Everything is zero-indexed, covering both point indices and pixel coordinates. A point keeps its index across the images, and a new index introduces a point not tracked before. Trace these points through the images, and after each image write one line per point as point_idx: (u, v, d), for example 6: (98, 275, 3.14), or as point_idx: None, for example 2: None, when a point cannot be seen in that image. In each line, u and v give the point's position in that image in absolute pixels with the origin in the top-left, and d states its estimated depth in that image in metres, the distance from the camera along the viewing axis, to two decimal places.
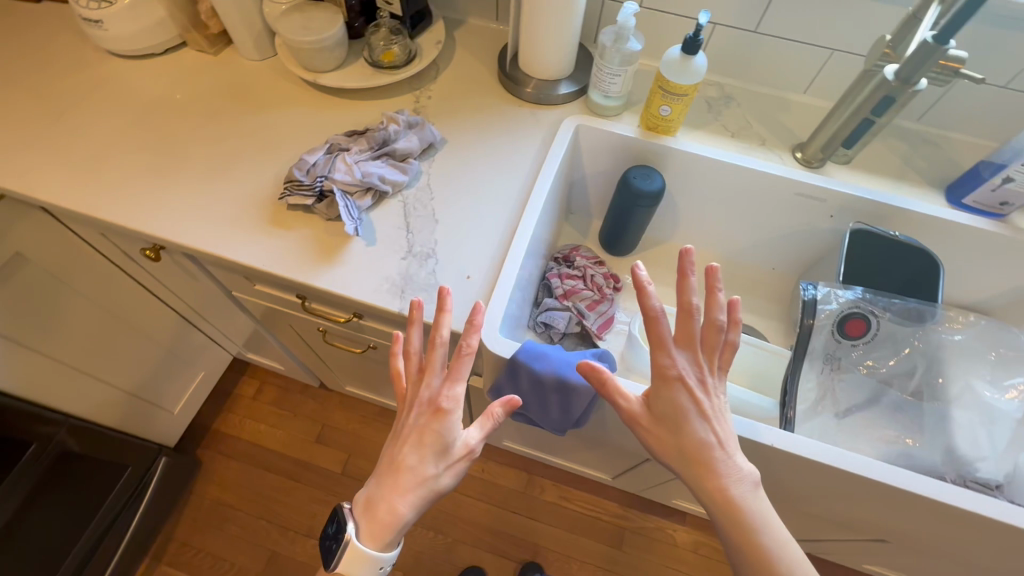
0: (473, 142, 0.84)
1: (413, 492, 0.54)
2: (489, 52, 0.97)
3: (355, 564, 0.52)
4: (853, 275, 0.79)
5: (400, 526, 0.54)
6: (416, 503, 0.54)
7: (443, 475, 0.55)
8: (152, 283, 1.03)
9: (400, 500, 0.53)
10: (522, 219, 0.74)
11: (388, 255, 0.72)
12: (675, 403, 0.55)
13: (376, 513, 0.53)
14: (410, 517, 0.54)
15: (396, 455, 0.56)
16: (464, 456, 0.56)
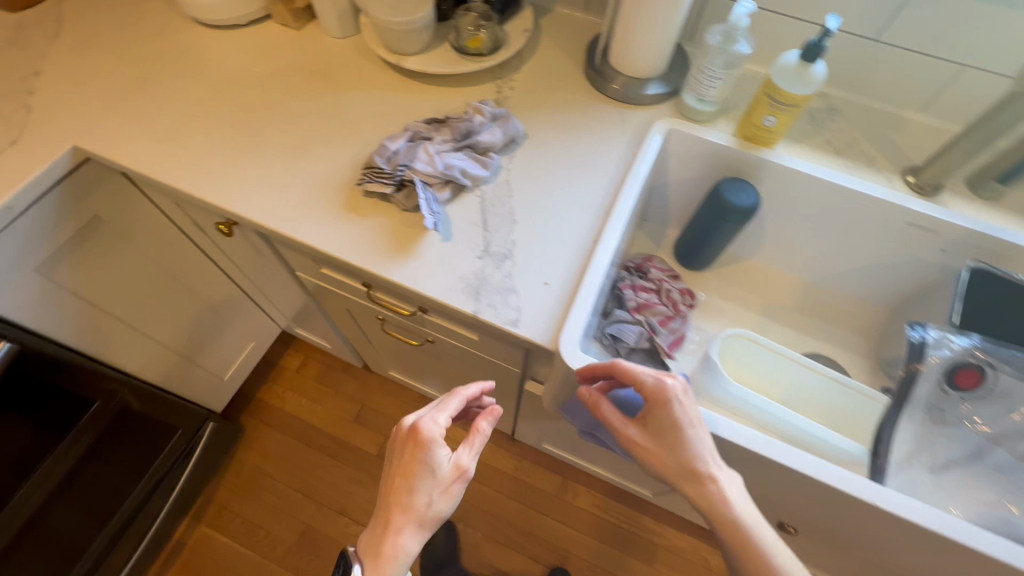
0: (554, 140, 0.80)
1: (410, 522, 0.57)
2: (577, 43, 0.92)
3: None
4: (970, 318, 0.70)
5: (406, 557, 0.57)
6: (414, 532, 0.57)
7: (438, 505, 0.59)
8: (217, 254, 1.03)
9: (401, 534, 0.57)
10: (607, 226, 0.70)
11: (465, 253, 0.69)
12: (666, 418, 0.54)
13: (379, 552, 0.56)
14: (413, 550, 0.57)
15: (392, 490, 0.59)
16: (456, 480, 0.60)
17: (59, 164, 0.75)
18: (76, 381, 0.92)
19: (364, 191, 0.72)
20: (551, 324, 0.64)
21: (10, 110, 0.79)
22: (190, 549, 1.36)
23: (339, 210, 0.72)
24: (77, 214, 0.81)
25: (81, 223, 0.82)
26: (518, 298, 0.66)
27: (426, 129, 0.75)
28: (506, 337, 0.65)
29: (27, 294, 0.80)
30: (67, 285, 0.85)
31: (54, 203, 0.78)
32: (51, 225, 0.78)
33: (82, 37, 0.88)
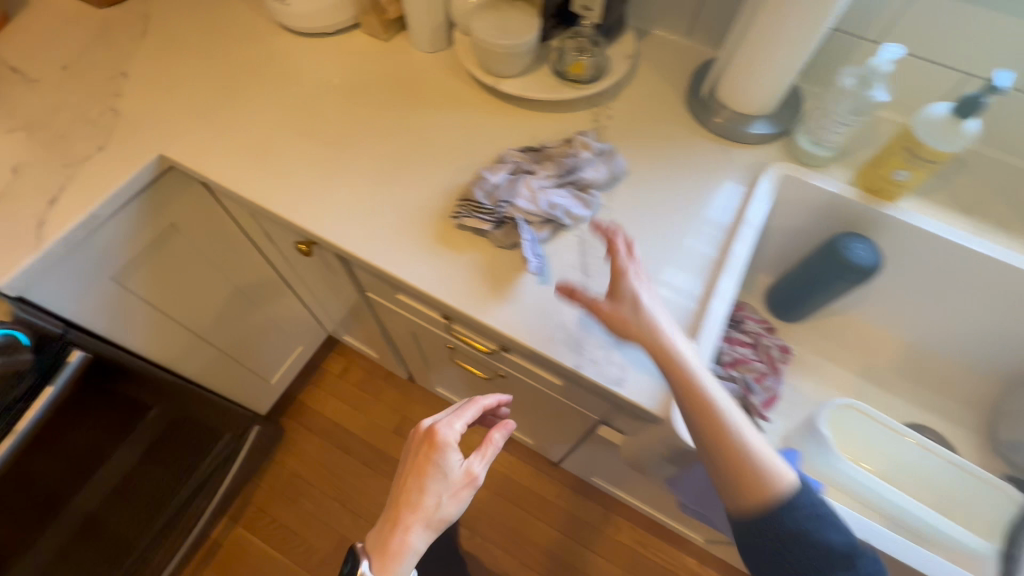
0: (659, 178, 0.75)
1: (417, 524, 0.54)
2: (678, 68, 0.85)
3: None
4: None
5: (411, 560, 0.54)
6: (421, 532, 0.54)
7: (445, 510, 0.56)
8: (283, 263, 1.01)
9: (406, 534, 0.54)
10: (718, 285, 0.65)
11: (564, 299, 0.64)
12: (626, 291, 0.55)
13: (384, 553, 0.53)
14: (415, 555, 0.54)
15: (401, 489, 0.56)
16: (465, 488, 0.56)
17: (144, 173, 0.73)
18: (139, 387, 0.90)
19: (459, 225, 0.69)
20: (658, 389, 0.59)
21: (97, 112, 0.77)
22: (227, 551, 1.35)
23: (431, 242, 0.69)
24: (155, 222, 0.79)
25: (158, 231, 0.80)
26: (623, 356, 0.61)
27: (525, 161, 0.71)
28: (607, 396, 0.61)
29: (102, 300, 0.78)
30: (139, 292, 0.83)
31: (135, 212, 0.75)
32: (130, 233, 0.76)
33: (168, 37, 0.85)
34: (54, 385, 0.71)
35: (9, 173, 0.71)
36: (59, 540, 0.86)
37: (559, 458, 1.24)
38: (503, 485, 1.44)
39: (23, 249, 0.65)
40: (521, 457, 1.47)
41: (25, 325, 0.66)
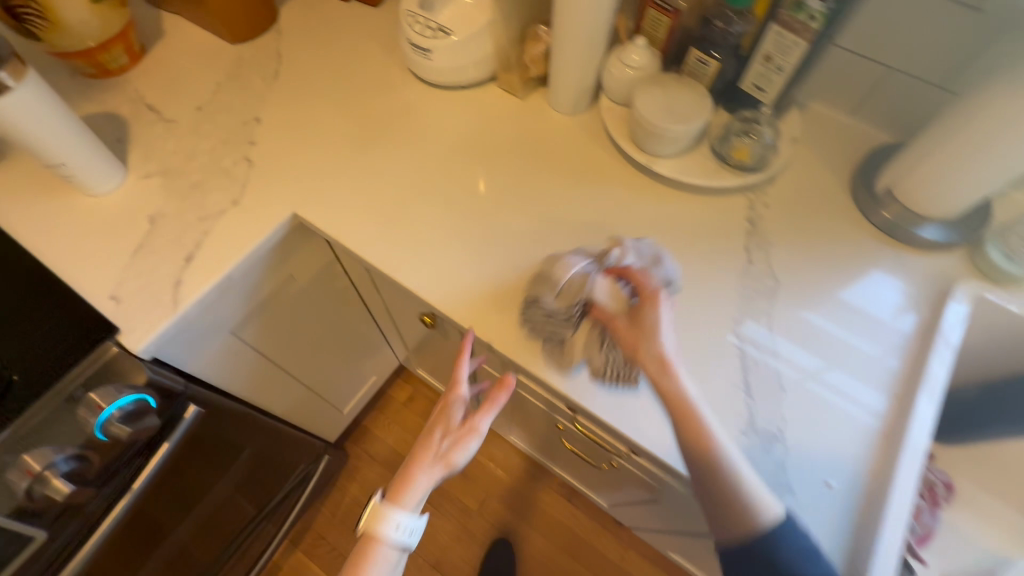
0: (825, 278, 0.68)
1: (426, 460, 0.58)
2: (842, 149, 0.77)
3: (380, 528, 0.56)
4: None
5: (420, 497, 0.57)
6: (428, 467, 0.57)
7: (451, 454, 0.57)
8: (381, 309, 0.98)
9: (417, 470, 0.58)
10: (912, 409, 0.59)
11: (727, 424, 0.59)
12: (649, 317, 0.55)
13: (398, 481, 0.58)
14: (422, 496, 0.57)
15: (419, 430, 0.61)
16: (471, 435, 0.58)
17: (276, 233, 0.71)
18: (238, 431, 0.88)
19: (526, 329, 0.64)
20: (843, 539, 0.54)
21: (231, 161, 0.75)
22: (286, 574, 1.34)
23: None
24: (275, 276, 0.77)
25: (276, 284, 0.78)
26: (796, 501, 0.55)
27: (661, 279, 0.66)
28: None
29: (218, 353, 0.76)
30: (251, 343, 0.81)
31: (261, 268, 0.73)
32: (253, 289, 0.74)
33: (299, 81, 0.83)
34: (170, 441, 0.69)
35: (146, 224, 0.69)
36: None
37: (635, 527, 1.18)
38: (565, 537, 1.39)
39: (161, 311, 0.63)
40: (585, 511, 1.42)
41: (153, 388, 0.65)
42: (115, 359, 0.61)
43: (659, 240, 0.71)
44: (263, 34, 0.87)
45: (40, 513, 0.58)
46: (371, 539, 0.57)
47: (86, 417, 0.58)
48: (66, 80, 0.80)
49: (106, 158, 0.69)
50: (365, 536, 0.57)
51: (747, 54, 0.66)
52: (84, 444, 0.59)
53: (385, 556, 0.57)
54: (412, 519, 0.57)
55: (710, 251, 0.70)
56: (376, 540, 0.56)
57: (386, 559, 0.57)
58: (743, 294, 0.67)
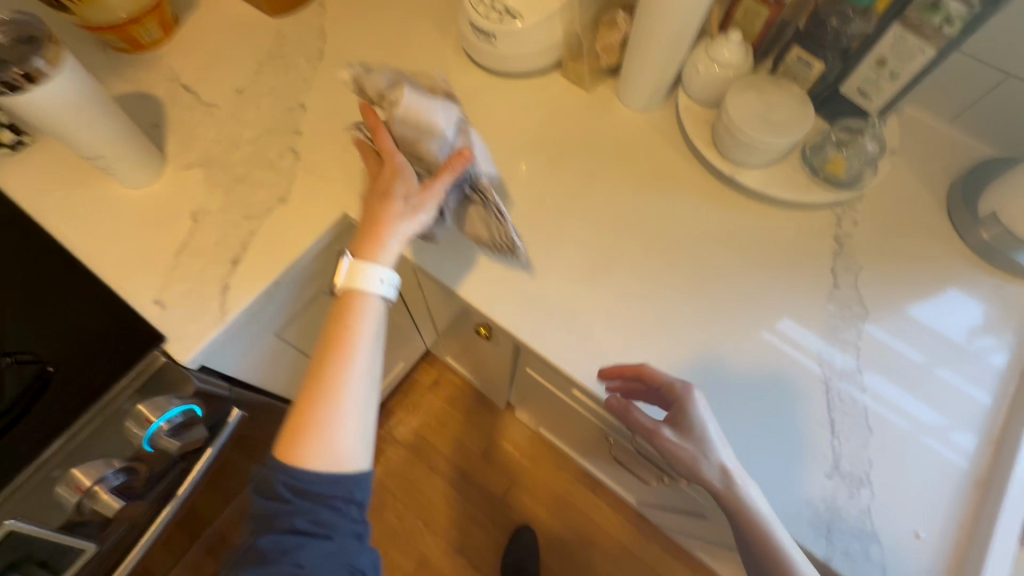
0: (917, 308, 0.63)
1: (391, 215, 0.56)
2: (939, 162, 0.71)
3: (352, 275, 0.54)
4: None
5: (393, 249, 0.56)
6: (401, 221, 0.56)
7: (410, 212, 0.57)
8: (421, 304, 0.94)
9: (387, 227, 0.56)
10: (1013, 455, 0.55)
11: (809, 462, 0.56)
12: (694, 418, 0.52)
13: (366, 239, 0.56)
14: (392, 250, 0.55)
15: (373, 204, 0.58)
16: (430, 197, 0.56)
17: (327, 234, 0.66)
18: (274, 428, 0.86)
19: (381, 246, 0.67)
20: None
21: (277, 153, 0.70)
22: None
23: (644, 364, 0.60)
24: (321, 276, 0.73)
25: (321, 284, 0.74)
26: (884, 551, 0.52)
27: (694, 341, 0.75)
28: None
29: (262, 355, 0.73)
30: (292, 342, 0.78)
31: (309, 269, 0.69)
32: (299, 291, 0.70)
33: (346, 62, 0.76)
34: (214, 444, 0.66)
35: (189, 221, 0.65)
36: None
37: (667, 528, 1.17)
38: (591, 529, 1.39)
39: (207, 317, 0.60)
40: (612, 502, 1.41)
41: (200, 397, 0.62)
42: (164, 370, 0.58)
43: (738, 257, 0.65)
44: (306, 7, 0.80)
45: (88, 523, 0.56)
46: (349, 294, 0.54)
47: (135, 430, 0.56)
48: (97, 55, 0.74)
49: (145, 147, 0.64)
50: (342, 293, 0.54)
51: (854, 57, 0.60)
52: (132, 456, 0.57)
53: (370, 314, 0.54)
54: (389, 270, 0.55)
55: (792, 272, 0.65)
56: (356, 293, 0.54)
57: (371, 312, 0.54)
58: (826, 322, 0.62)
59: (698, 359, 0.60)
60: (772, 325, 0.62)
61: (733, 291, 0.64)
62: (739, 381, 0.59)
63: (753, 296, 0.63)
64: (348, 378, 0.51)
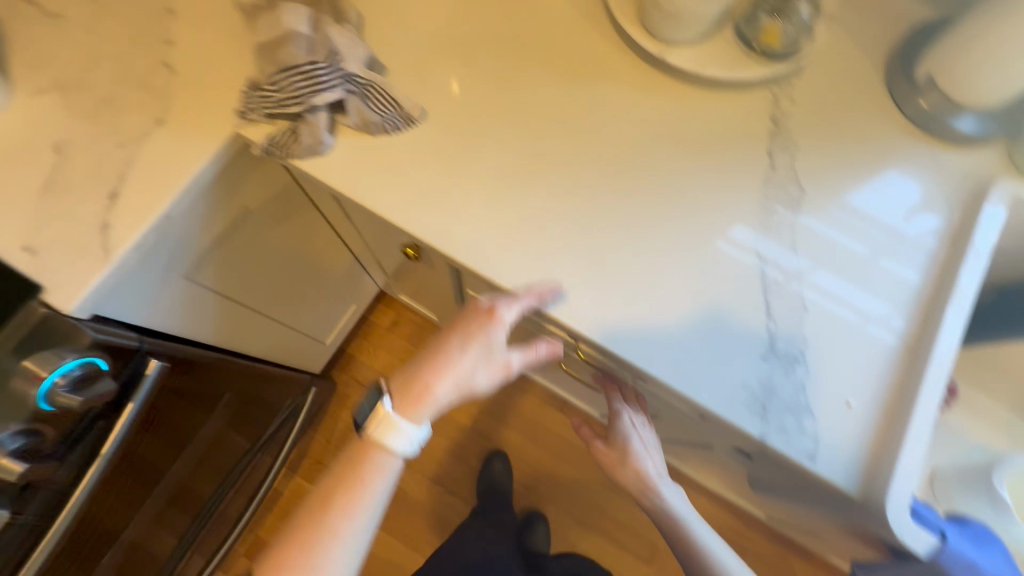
0: (853, 190, 0.62)
1: (444, 376, 0.56)
2: (876, 29, 0.67)
3: (380, 435, 0.56)
4: None
5: (438, 400, 0.56)
6: (449, 390, 0.56)
7: (457, 361, 0.56)
8: (355, 238, 0.88)
9: (432, 381, 0.56)
10: (937, 326, 0.55)
11: (745, 347, 0.55)
12: (625, 438, 0.67)
13: (410, 390, 0.57)
14: (424, 412, 0.56)
15: (441, 344, 0.57)
16: (498, 370, 0.56)
17: (219, 157, 0.58)
18: (214, 380, 0.82)
19: (268, 153, 0.58)
20: (862, 455, 0.52)
21: (146, 68, 0.60)
22: (288, 499, 1.36)
23: (577, 268, 0.57)
24: (226, 208, 0.65)
25: (229, 218, 0.67)
26: (817, 423, 0.53)
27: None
28: (794, 468, 0.54)
29: (173, 301, 0.67)
30: (208, 285, 0.72)
31: (206, 199, 0.61)
32: (201, 226, 0.63)
33: None
34: (134, 402, 0.61)
35: (52, 154, 0.56)
36: (141, 527, 0.82)
37: None
38: (562, 447, 1.41)
39: (91, 260, 0.54)
40: None
41: (100, 348, 0.56)
42: (46, 323, 0.52)
43: (673, 148, 0.62)
44: None
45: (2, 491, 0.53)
46: (374, 447, 0.57)
47: (25, 388, 0.49)
48: None
49: None
50: (366, 440, 0.58)
51: None
52: (30, 418, 0.51)
53: (387, 464, 0.57)
54: (419, 429, 0.57)
55: (728, 159, 0.62)
56: (381, 446, 0.57)
57: (391, 466, 0.58)
58: (762, 211, 0.60)
59: (633, 257, 0.58)
60: (708, 215, 0.59)
61: (668, 184, 0.60)
62: (674, 277, 0.57)
63: (688, 187, 0.60)
64: (350, 515, 0.55)
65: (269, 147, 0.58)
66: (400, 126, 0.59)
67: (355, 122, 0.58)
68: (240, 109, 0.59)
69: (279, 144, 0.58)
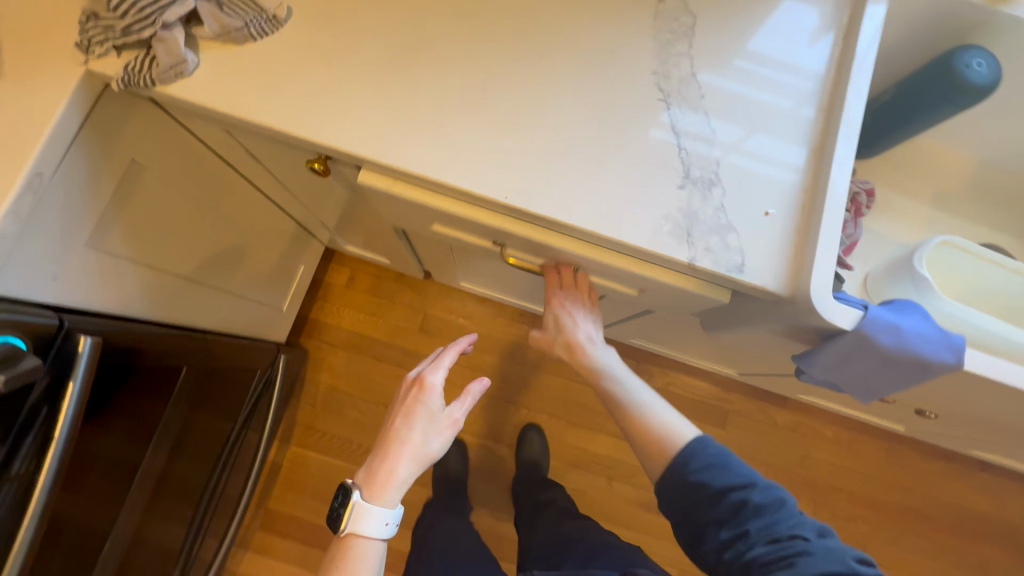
0: (745, 16, 0.61)
1: (402, 455, 0.61)
2: None
3: (359, 524, 0.59)
4: None
5: (402, 477, 0.60)
6: (409, 463, 0.61)
7: (407, 432, 0.62)
8: (274, 182, 0.85)
9: (392, 463, 0.61)
10: (834, 136, 0.56)
11: (661, 182, 0.55)
12: (564, 324, 0.71)
13: (374, 478, 0.60)
14: (396, 488, 0.60)
15: (390, 428, 0.63)
16: (448, 430, 0.63)
17: (77, 102, 0.54)
18: (170, 354, 0.79)
19: (128, 85, 0.52)
20: (783, 267, 0.54)
21: None
22: (290, 469, 1.37)
23: (484, 140, 0.55)
24: (111, 165, 0.61)
25: (118, 175, 0.62)
26: (740, 236, 0.55)
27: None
28: (728, 284, 0.55)
29: (84, 276, 0.64)
30: (118, 255, 0.68)
31: (81, 154, 0.57)
32: (86, 187, 0.59)
33: None
34: (76, 380, 0.58)
35: None
36: (136, 514, 0.81)
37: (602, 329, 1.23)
38: (543, 358, 1.44)
39: None
40: None
41: (14, 327, 0.53)
42: None
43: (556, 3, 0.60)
44: None
45: None
46: (352, 537, 0.60)
47: None
48: None
49: None
50: (344, 536, 0.60)
51: None
52: None
53: (368, 549, 0.60)
54: (393, 508, 0.60)
55: (614, 2, 0.60)
56: (359, 535, 0.59)
57: (373, 551, 0.60)
58: (660, 58, 0.59)
59: (537, 122, 0.56)
60: (606, 68, 0.58)
61: (559, 39, 0.59)
62: (580, 129, 0.56)
63: (578, 42, 0.59)
64: None
65: (126, 76, 0.52)
66: (267, 30, 0.55)
67: (215, 31, 0.54)
68: (82, 43, 0.53)
69: (137, 70, 0.52)
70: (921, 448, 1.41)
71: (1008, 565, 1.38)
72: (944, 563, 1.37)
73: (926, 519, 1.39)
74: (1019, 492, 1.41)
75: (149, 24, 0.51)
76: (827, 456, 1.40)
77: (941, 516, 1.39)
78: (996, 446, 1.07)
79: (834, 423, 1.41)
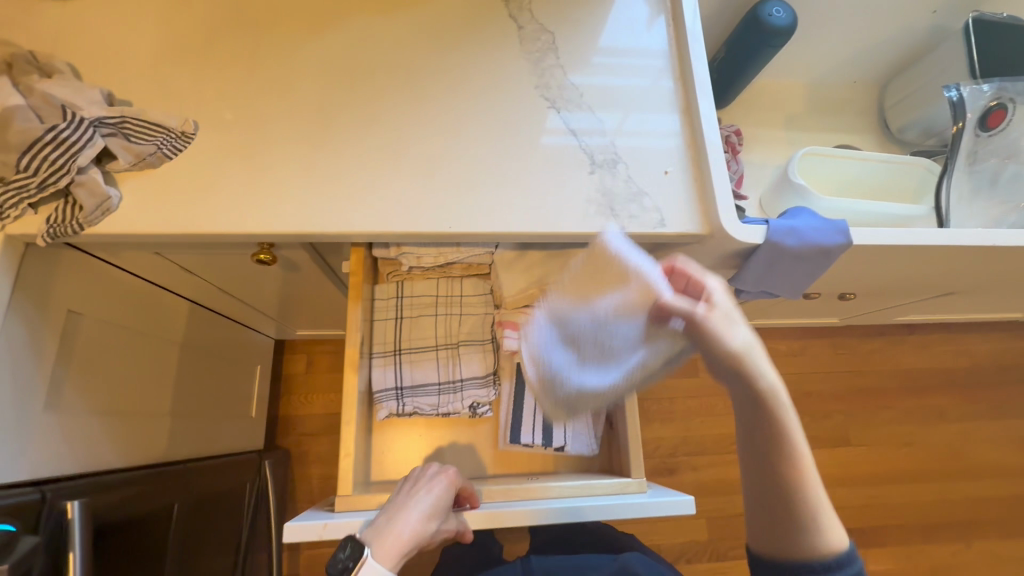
0: (592, 19, 0.71)
1: (412, 528, 0.55)
2: None
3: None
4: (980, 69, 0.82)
5: (404, 547, 0.53)
6: (412, 542, 0.54)
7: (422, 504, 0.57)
8: (216, 289, 0.84)
9: (399, 527, 0.55)
10: (694, 96, 0.67)
11: (574, 172, 0.63)
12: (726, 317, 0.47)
13: (382, 538, 0.53)
14: (401, 551, 0.53)
15: (402, 501, 0.58)
16: (450, 526, 0.58)
17: None
18: (157, 498, 0.73)
19: (55, 237, 0.54)
20: (694, 212, 0.63)
21: None
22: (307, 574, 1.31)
23: (412, 186, 0.61)
24: (48, 320, 0.60)
25: (59, 329, 0.62)
26: (652, 198, 0.64)
27: (474, 307, 0.73)
28: (656, 241, 0.64)
29: (52, 439, 0.61)
30: (76, 410, 0.65)
31: (19, 320, 0.57)
32: (30, 348, 0.59)
33: None
34: (76, 550, 0.54)
35: None
36: None
37: None
38: None
39: None
40: None
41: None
42: None
43: (433, 49, 0.66)
44: None
45: None
46: None
47: None
48: None
49: None
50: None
51: None
52: None
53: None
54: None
55: (484, 37, 0.68)
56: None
57: None
58: (536, 76, 0.67)
59: (453, 154, 0.63)
60: (495, 93, 0.66)
61: (446, 79, 0.65)
62: (489, 150, 0.63)
63: (466, 78, 0.66)
64: None
65: (52, 229, 0.53)
66: (180, 146, 0.58)
67: (130, 161, 0.56)
68: None
69: (61, 221, 0.53)
70: (860, 333, 1.60)
71: (958, 406, 1.59)
72: (911, 423, 1.55)
73: (886, 392, 1.57)
74: (944, 342, 1.63)
75: (63, 173, 0.52)
76: (791, 367, 1.54)
77: (894, 385, 1.57)
78: (913, 307, 1.24)
79: (788, 337, 1.56)
